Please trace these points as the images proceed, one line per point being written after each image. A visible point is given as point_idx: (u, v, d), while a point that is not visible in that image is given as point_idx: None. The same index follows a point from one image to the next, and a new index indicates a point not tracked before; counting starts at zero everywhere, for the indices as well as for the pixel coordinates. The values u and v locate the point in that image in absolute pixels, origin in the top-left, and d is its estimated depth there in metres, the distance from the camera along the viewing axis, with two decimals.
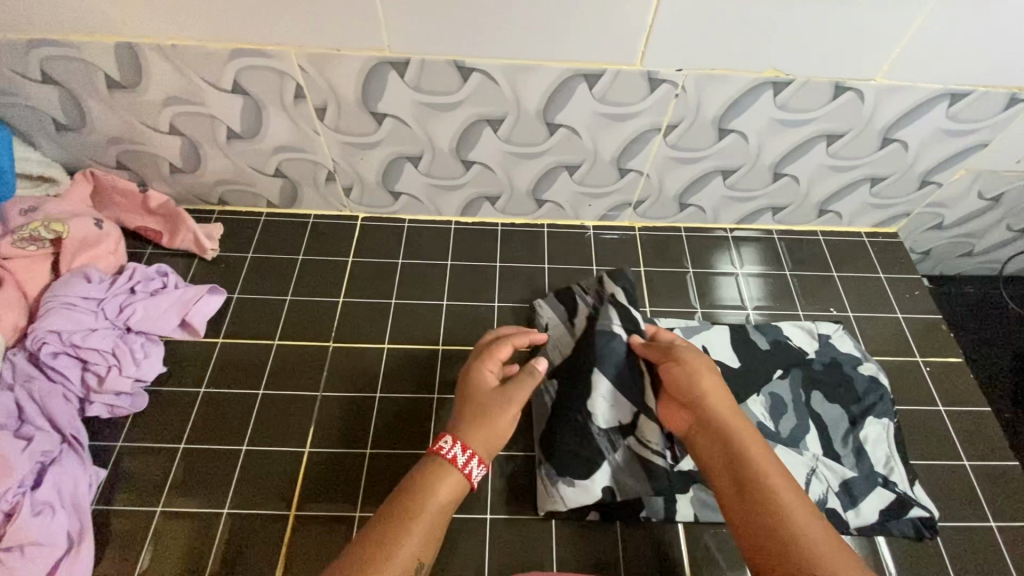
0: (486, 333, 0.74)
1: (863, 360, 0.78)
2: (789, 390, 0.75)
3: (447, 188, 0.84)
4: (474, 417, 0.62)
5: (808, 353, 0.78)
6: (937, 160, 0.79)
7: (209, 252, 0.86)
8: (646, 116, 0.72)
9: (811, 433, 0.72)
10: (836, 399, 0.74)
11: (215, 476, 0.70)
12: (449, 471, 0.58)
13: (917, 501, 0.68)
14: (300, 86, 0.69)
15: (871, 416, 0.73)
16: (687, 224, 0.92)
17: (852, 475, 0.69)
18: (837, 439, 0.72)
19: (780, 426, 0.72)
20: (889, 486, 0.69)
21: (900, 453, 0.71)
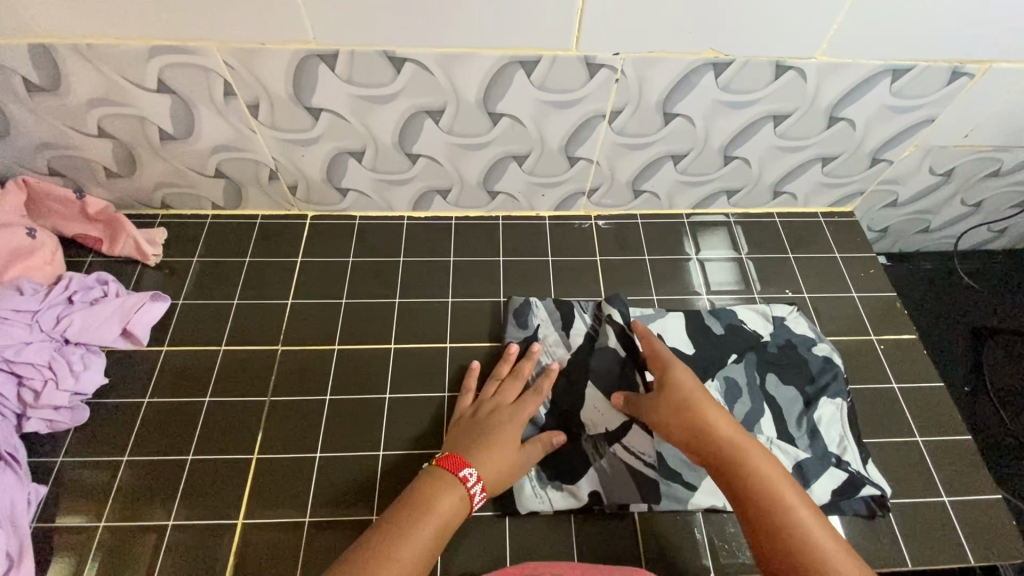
0: (509, 370, 0.73)
1: (818, 340, 0.78)
2: (744, 374, 0.74)
3: (394, 183, 0.82)
4: (495, 462, 0.63)
5: (763, 335, 0.78)
6: (886, 137, 0.79)
7: (152, 258, 0.83)
8: (588, 102, 0.71)
9: (765, 416, 0.72)
10: (790, 380, 0.74)
11: (161, 487, 0.68)
12: (460, 499, 0.60)
13: (869, 480, 0.68)
14: (228, 83, 0.67)
15: (825, 396, 0.73)
16: (643, 211, 0.91)
17: (806, 456, 0.69)
18: (792, 421, 0.72)
19: (734, 411, 0.72)
20: (841, 466, 0.69)
21: (854, 433, 0.71)
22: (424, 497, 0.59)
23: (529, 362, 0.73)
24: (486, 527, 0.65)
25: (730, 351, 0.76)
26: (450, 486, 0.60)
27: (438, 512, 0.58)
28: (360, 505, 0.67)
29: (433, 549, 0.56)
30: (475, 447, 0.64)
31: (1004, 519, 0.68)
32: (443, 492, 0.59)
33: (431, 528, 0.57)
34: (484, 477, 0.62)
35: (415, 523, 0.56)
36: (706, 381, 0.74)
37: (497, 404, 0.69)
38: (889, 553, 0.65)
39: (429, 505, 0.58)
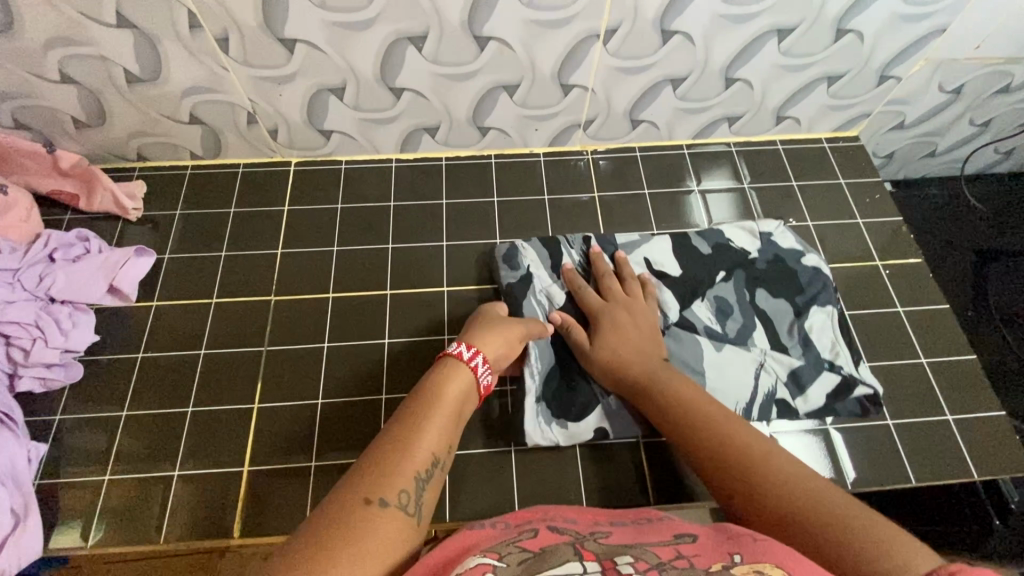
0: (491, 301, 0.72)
1: (805, 252, 0.76)
2: (734, 291, 0.73)
3: (380, 122, 0.79)
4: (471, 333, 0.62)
5: (750, 253, 0.76)
6: (896, 51, 0.75)
7: (132, 212, 0.80)
8: (582, 20, 0.66)
9: (757, 330, 0.71)
10: (780, 293, 0.73)
11: (164, 440, 0.67)
12: (456, 365, 0.57)
13: (861, 380, 0.69)
14: (193, 14, 0.62)
15: (815, 305, 0.72)
16: (641, 144, 0.88)
17: (800, 364, 0.69)
18: (784, 334, 0.71)
19: (726, 328, 0.71)
20: (834, 370, 0.69)
21: (844, 337, 0.71)
22: (433, 379, 0.55)
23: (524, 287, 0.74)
24: (492, 461, 0.66)
25: (719, 271, 0.75)
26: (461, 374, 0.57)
27: (452, 401, 0.54)
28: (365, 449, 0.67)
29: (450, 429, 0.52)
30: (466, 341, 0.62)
31: (1007, 435, 0.68)
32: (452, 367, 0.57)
33: (449, 413, 0.52)
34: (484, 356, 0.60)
35: (431, 413, 0.51)
36: (698, 302, 0.73)
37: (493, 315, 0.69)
38: (892, 470, 0.66)
39: (443, 396, 0.53)
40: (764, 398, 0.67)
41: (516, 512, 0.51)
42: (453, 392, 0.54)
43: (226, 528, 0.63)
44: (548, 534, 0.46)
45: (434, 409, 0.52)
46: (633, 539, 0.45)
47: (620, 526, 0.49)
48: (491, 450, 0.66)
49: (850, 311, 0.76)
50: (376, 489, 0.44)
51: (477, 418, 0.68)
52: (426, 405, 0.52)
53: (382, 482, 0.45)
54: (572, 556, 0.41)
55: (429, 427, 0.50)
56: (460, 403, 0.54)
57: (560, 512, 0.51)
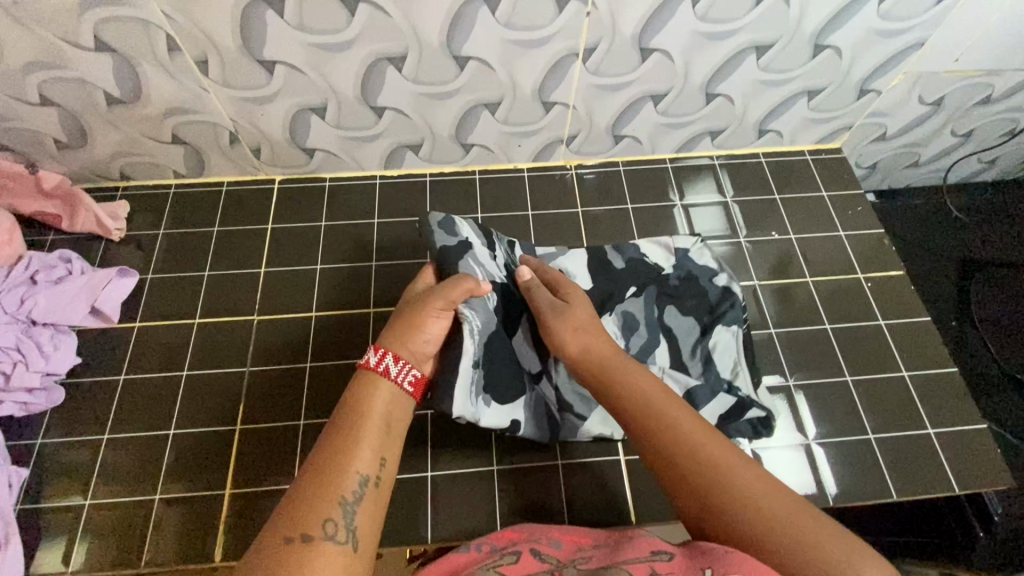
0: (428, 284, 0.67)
1: (719, 272, 0.75)
2: (642, 308, 0.72)
3: (363, 139, 0.79)
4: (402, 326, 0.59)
5: (664, 268, 0.75)
6: (875, 65, 0.75)
7: (115, 233, 0.80)
8: (560, 40, 0.66)
9: (662, 347, 0.71)
10: (688, 311, 0.72)
11: (146, 463, 0.67)
12: (378, 380, 0.56)
13: (757, 403, 0.67)
14: (170, 37, 0.62)
15: (722, 325, 0.71)
16: (625, 158, 0.88)
17: (695, 385, 0.67)
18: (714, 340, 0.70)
19: (631, 344, 0.70)
20: (731, 392, 0.67)
21: (748, 359, 0.69)
22: (355, 397, 0.54)
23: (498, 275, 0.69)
24: (473, 481, 0.65)
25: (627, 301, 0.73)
26: (376, 385, 0.55)
27: (376, 418, 0.53)
28: None
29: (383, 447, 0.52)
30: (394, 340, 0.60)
31: (988, 448, 0.68)
32: (376, 386, 0.55)
33: (378, 433, 0.52)
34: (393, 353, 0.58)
35: (353, 437, 0.51)
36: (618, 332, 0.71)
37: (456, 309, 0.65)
38: (874, 484, 0.66)
39: (365, 413, 0.53)
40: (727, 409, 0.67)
41: (499, 535, 0.51)
42: (374, 407, 0.54)
43: (207, 551, 0.62)
44: (528, 559, 0.46)
45: (358, 432, 0.52)
46: (609, 560, 0.45)
47: (600, 547, 0.50)
48: (473, 469, 0.66)
49: (832, 324, 0.76)
50: (308, 527, 0.45)
51: (458, 437, 0.68)
52: (348, 426, 0.52)
53: (306, 519, 0.46)
54: None
55: (353, 452, 0.50)
56: (388, 417, 0.54)
57: (543, 531, 0.52)
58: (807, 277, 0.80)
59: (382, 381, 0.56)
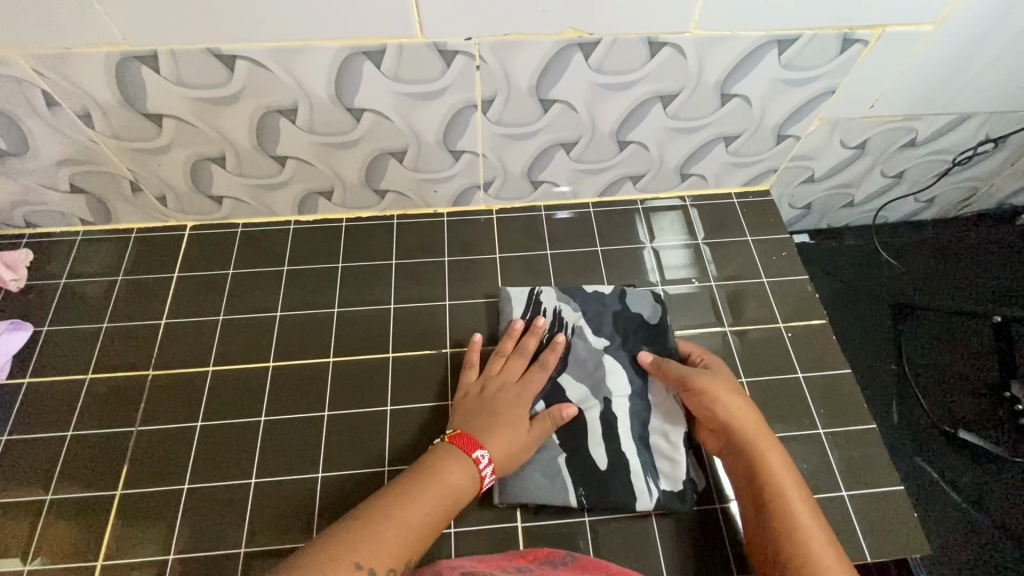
0: (480, 380, 0.68)
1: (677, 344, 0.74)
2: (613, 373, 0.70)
3: (270, 188, 0.77)
4: (490, 424, 0.63)
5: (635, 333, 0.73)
6: (787, 112, 0.74)
7: (13, 283, 0.78)
8: (455, 92, 0.65)
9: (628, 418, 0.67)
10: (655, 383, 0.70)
11: (16, 530, 0.64)
12: (457, 461, 0.59)
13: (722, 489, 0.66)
14: (47, 93, 0.61)
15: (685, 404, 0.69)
16: (546, 202, 0.86)
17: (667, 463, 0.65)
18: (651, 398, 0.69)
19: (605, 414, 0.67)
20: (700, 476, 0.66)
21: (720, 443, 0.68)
22: (427, 463, 0.58)
23: (537, 337, 0.71)
24: None
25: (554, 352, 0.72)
26: (457, 460, 0.59)
27: (449, 487, 0.56)
28: (231, 537, 0.64)
29: (443, 516, 0.55)
30: (486, 425, 0.62)
31: (903, 511, 0.65)
32: (455, 468, 0.58)
33: (443, 502, 0.55)
34: (497, 460, 0.61)
35: (424, 493, 0.55)
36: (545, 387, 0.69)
37: (498, 381, 0.67)
38: None
39: (439, 477, 0.57)
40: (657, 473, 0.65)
41: (421, 569, 0.54)
42: (452, 477, 0.57)
43: None
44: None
45: (430, 490, 0.55)
46: None
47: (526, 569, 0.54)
48: None
49: (749, 377, 0.74)
50: (365, 556, 0.48)
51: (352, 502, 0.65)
52: (420, 481, 0.56)
53: (367, 548, 0.49)
54: None
55: (420, 503, 0.54)
56: (457, 490, 0.57)
57: (462, 561, 0.55)
58: (727, 325, 0.77)
59: (464, 462, 0.59)
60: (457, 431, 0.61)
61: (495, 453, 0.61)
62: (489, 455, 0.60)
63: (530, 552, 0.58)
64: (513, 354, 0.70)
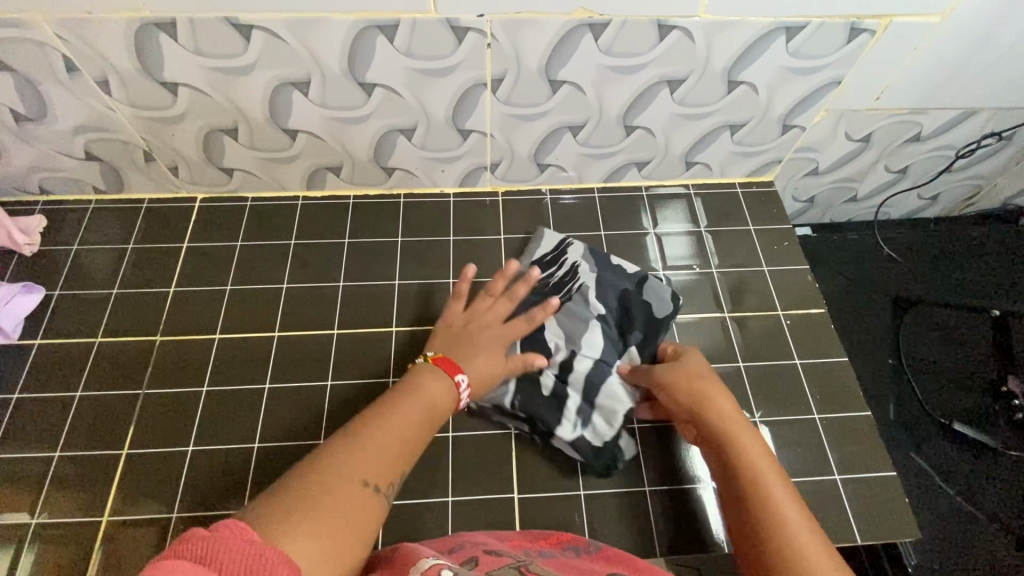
0: (462, 313, 0.70)
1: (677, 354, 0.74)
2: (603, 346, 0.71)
3: (280, 161, 0.78)
4: (467, 356, 0.65)
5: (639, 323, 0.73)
6: (793, 101, 0.74)
7: (26, 247, 0.79)
8: (466, 69, 0.66)
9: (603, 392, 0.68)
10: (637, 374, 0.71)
11: (25, 484, 0.66)
12: (436, 379, 0.61)
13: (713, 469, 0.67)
14: (68, 58, 0.63)
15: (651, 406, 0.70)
16: (552, 186, 0.87)
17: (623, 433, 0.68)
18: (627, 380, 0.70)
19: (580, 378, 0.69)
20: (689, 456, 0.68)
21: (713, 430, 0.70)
22: (407, 382, 0.61)
23: (525, 284, 0.72)
24: None
25: (566, 285, 0.76)
26: (434, 380, 0.61)
27: (429, 403, 0.59)
28: (233, 498, 0.65)
29: (423, 433, 0.57)
30: (463, 356, 0.65)
31: (895, 497, 0.66)
32: (434, 387, 0.60)
33: (421, 419, 0.58)
34: (472, 387, 0.63)
35: (406, 413, 0.57)
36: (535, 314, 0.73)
37: (485, 319, 0.69)
38: None
39: (418, 396, 0.59)
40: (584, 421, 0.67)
41: (448, 541, 0.56)
42: (429, 392, 0.60)
43: None
44: (490, 556, 0.51)
45: (410, 408, 0.58)
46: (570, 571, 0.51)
47: (550, 555, 0.55)
48: None
49: (747, 362, 0.75)
50: (353, 471, 0.50)
51: None
52: (399, 403, 0.58)
53: (357, 464, 0.50)
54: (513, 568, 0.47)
55: (404, 421, 0.56)
56: (434, 410, 0.59)
57: (485, 538, 0.57)
58: (726, 312, 0.78)
59: (441, 380, 0.61)
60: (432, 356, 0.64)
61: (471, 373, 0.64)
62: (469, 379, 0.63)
63: (550, 536, 0.60)
64: (499, 296, 0.71)
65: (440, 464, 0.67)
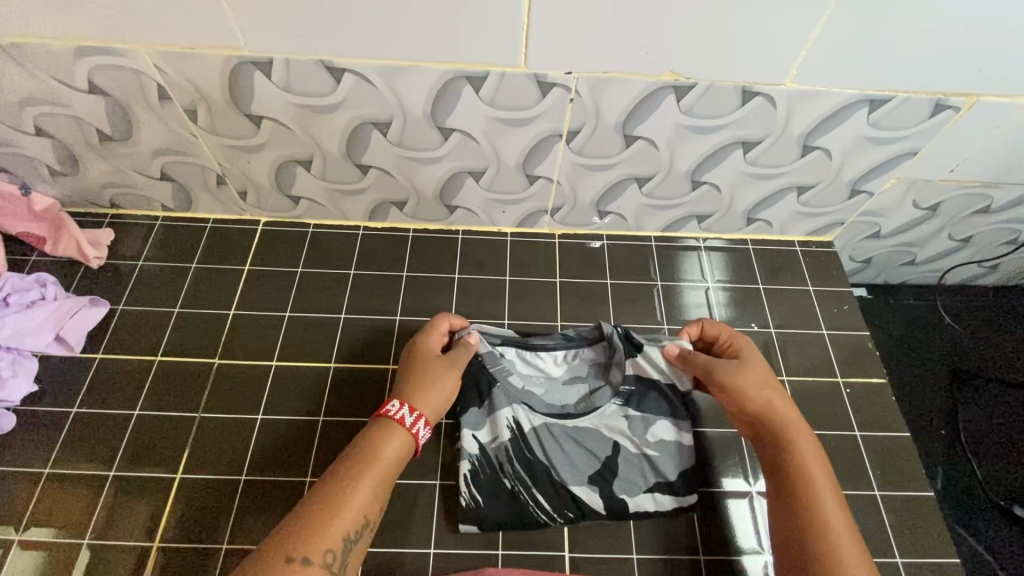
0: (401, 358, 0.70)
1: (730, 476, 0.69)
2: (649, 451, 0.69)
3: (347, 193, 0.79)
4: (415, 383, 0.65)
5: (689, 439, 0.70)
6: (865, 168, 0.74)
7: (93, 260, 0.81)
8: (544, 120, 0.67)
9: (624, 485, 0.67)
10: (674, 493, 0.67)
11: (79, 501, 0.66)
12: (394, 428, 0.60)
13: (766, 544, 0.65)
14: (161, 87, 0.65)
15: (652, 497, 0.66)
16: (609, 232, 0.87)
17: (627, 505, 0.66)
18: (568, 488, 0.66)
19: (614, 469, 0.68)
20: (742, 523, 0.67)
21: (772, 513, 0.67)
22: (360, 442, 0.59)
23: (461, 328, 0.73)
24: (409, 560, 0.63)
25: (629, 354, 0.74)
26: (392, 430, 0.60)
27: (385, 463, 0.58)
28: None
29: (378, 496, 0.56)
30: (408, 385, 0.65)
31: None
32: (389, 438, 0.59)
33: (378, 478, 0.57)
34: (423, 413, 0.63)
35: (362, 475, 0.56)
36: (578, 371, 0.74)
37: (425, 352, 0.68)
38: None
39: (376, 456, 0.58)
40: (519, 448, 0.68)
41: None
42: (383, 454, 0.58)
43: None
44: None
45: (364, 471, 0.56)
46: None
47: None
48: (409, 547, 0.64)
49: None
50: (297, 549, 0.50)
51: (396, 514, 0.66)
52: (356, 469, 0.56)
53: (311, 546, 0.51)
54: None
55: (360, 488, 0.55)
56: (394, 462, 0.59)
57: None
58: (784, 375, 0.77)
59: (399, 429, 0.61)
60: (397, 398, 0.63)
61: (426, 412, 0.63)
62: (408, 407, 0.62)
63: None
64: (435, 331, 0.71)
65: None
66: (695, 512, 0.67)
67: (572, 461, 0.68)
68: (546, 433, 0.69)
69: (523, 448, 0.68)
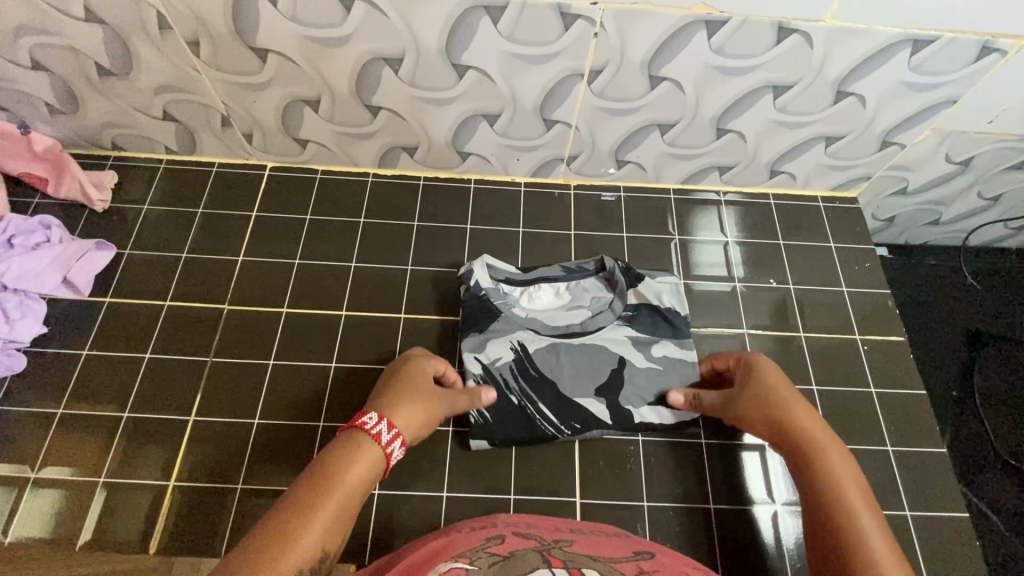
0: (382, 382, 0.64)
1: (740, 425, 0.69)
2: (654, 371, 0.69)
3: (357, 137, 0.76)
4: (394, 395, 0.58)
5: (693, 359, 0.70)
6: (900, 118, 0.71)
7: (97, 203, 0.79)
8: (566, 57, 0.63)
9: (630, 403, 0.68)
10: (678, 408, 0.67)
11: (94, 442, 0.66)
12: (368, 446, 0.51)
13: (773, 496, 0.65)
14: (162, 15, 0.61)
15: (656, 410, 0.67)
16: (626, 183, 0.84)
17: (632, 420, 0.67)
18: (575, 399, 0.67)
19: (618, 387, 0.68)
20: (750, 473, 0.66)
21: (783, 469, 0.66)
22: (320, 466, 0.49)
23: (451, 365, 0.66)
24: (419, 504, 0.64)
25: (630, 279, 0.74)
26: (362, 450, 0.51)
27: (350, 488, 0.48)
28: (295, 475, 0.65)
29: (337, 526, 0.47)
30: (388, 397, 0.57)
31: (965, 537, 0.64)
32: (359, 459, 0.50)
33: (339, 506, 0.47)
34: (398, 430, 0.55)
35: (323, 502, 0.46)
36: (582, 298, 0.74)
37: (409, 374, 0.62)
38: None
39: (339, 479, 0.48)
40: (524, 366, 0.68)
41: (480, 517, 0.58)
42: (349, 478, 0.49)
43: (141, 541, 0.62)
44: (516, 537, 0.53)
45: (325, 498, 0.47)
46: (595, 549, 0.52)
47: (575, 530, 0.56)
48: (420, 491, 0.64)
49: (819, 386, 0.72)
50: None
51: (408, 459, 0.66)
52: (312, 495, 0.46)
53: None
54: (541, 561, 0.47)
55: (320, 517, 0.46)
56: (358, 487, 0.49)
57: (521, 518, 0.58)
58: (800, 331, 0.76)
59: (372, 449, 0.51)
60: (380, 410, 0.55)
61: (403, 433, 0.55)
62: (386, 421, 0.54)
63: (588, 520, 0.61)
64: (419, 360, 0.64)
65: (501, 460, 0.66)
66: (704, 462, 0.67)
67: (577, 380, 0.68)
68: (548, 353, 0.69)
69: (526, 366, 0.68)
